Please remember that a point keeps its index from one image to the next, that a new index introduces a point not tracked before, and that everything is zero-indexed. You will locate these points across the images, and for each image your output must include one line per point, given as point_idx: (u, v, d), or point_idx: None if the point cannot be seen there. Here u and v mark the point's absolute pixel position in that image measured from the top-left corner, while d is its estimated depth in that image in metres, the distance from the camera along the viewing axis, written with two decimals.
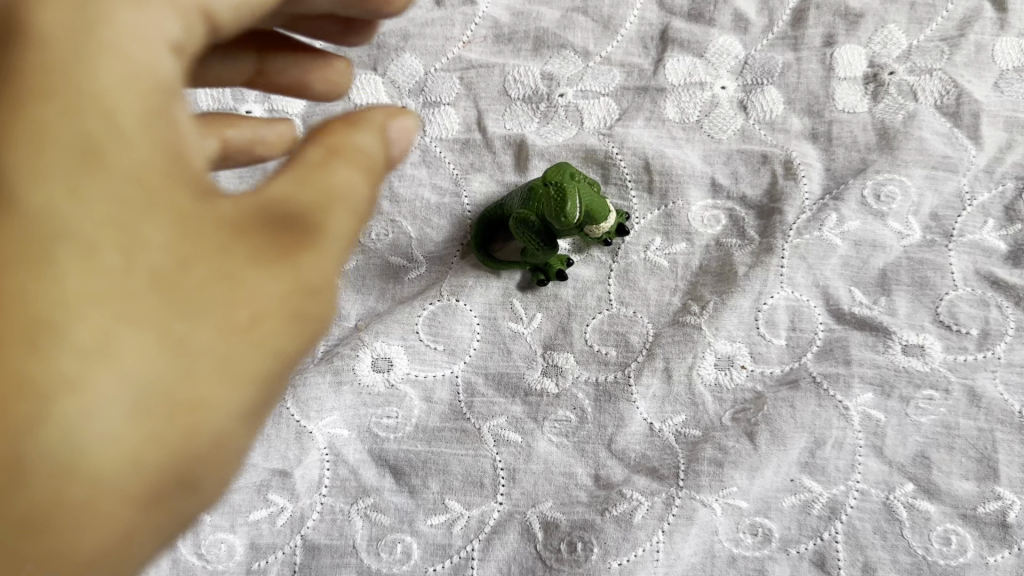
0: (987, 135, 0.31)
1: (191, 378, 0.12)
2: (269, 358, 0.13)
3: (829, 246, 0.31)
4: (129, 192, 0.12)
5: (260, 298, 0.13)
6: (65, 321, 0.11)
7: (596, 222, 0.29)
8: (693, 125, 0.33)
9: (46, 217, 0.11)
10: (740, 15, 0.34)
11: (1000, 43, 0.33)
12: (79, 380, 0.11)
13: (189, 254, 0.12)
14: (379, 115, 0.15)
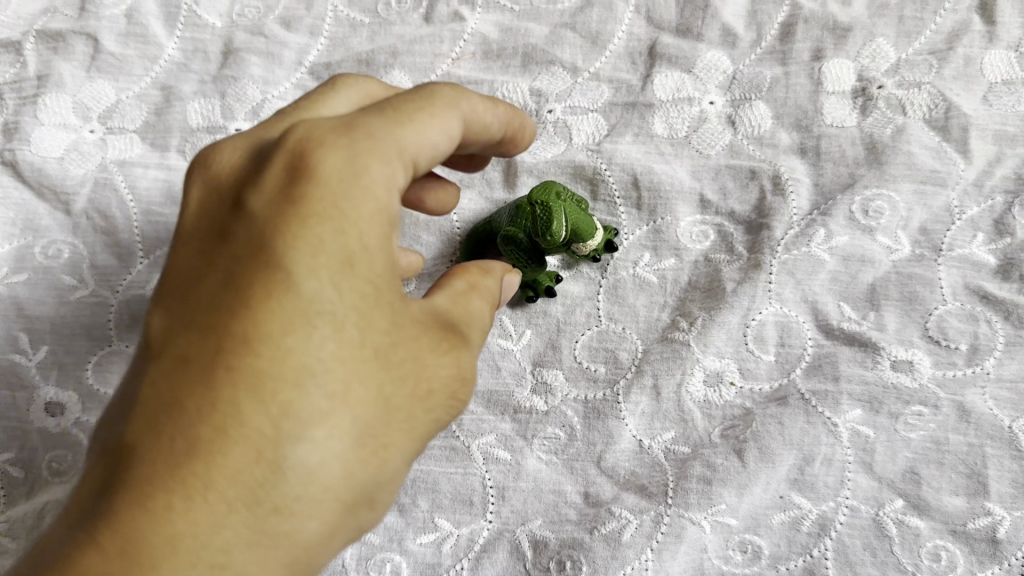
0: (976, 149, 0.31)
1: (385, 424, 0.19)
2: (429, 419, 0.19)
3: (817, 262, 0.31)
4: (368, 293, 0.18)
5: (431, 376, 0.19)
6: (326, 379, 0.18)
7: (584, 240, 0.30)
8: (681, 141, 0.33)
9: (314, 300, 0.18)
10: (728, 30, 0.34)
11: (989, 56, 0.32)
12: (328, 419, 0.18)
13: (393, 340, 0.19)
14: (500, 267, 0.22)
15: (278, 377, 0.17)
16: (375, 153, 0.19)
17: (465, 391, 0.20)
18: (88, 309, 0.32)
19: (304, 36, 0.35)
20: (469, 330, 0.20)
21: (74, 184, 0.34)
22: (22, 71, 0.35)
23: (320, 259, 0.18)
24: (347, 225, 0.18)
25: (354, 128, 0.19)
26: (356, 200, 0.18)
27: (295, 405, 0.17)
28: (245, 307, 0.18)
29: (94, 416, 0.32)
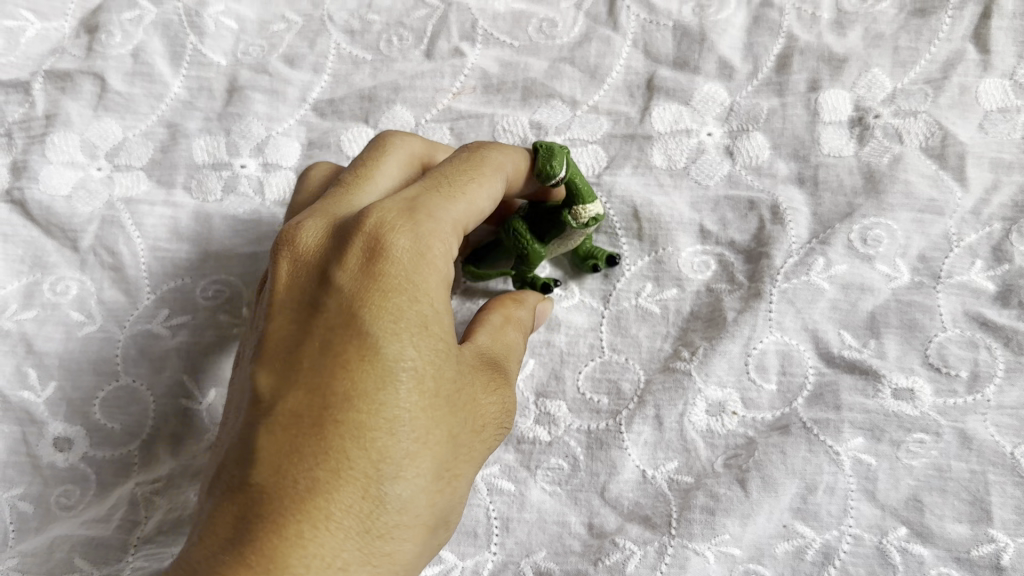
0: (972, 177, 0.32)
1: (455, 457, 0.23)
2: (484, 447, 0.24)
3: (816, 290, 0.31)
4: (438, 352, 0.23)
5: (485, 414, 0.24)
6: (416, 426, 0.22)
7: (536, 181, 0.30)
8: (680, 172, 0.33)
9: (399, 360, 0.22)
10: (724, 62, 0.34)
11: (984, 85, 0.33)
12: (419, 458, 0.22)
13: (458, 389, 0.23)
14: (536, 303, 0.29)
15: (376, 427, 0.22)
16: (436, 232, 0.24)
17: (510, 421, 0.25)
18: (94, 345, 0.33)
19: (308, 73, 0.36)
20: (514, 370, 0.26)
21: (81, 222, 0.34)
22: (31, 110, 0.36)
23: (405, 328, 0.22)
24: (421, 297, 0.23)
25: (417, 212, 0.24)
26: (426, 275, 0.23)
27: (395, 450, 0.22)
28: (345, 371, 0.22)
29: (101, 451, 0.32)
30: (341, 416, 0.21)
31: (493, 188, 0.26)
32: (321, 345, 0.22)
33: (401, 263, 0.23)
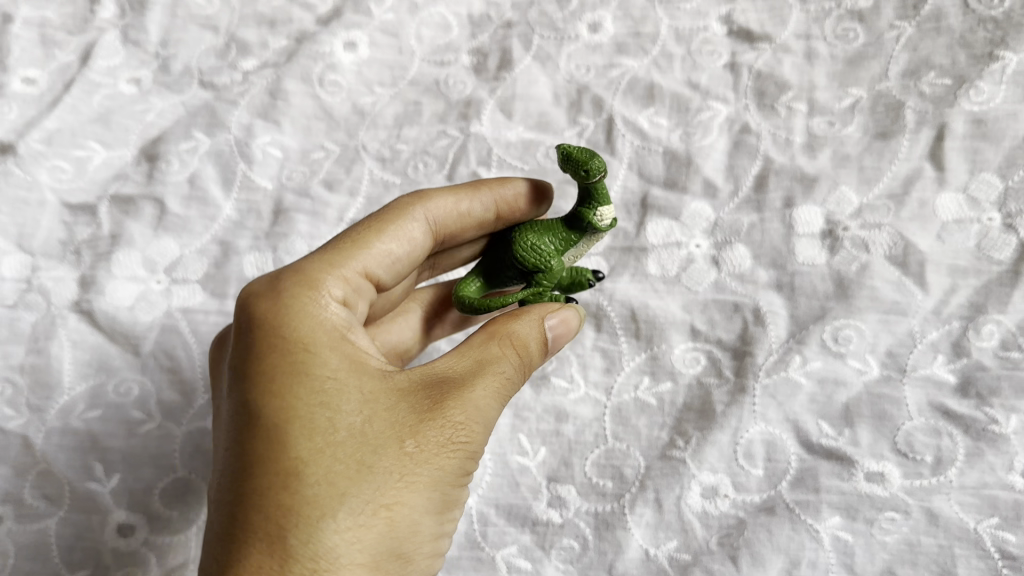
0: (932, 281, 0.36)
1: (377, 487, 0.24)
2: (430, 465, 0.24)
3: (795, 385, 0.35)
4: (324, 395, 0.25)
5: (415, 436, 0.25)
6: (304, 466, 0.24)
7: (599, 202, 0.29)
8: (672, 279, 0.38)
9: (282, 415, 0.24)
10: (709, 182, 0.39)
11: (941, 199, 0.37)
12: (320, 493, 0.24)
13: (363, 421, 0.25)
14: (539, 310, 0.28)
15: (272, 481, 0.24)
16: (301, 286, 0.27)
17: (471, 435, 0.25)
18: (155, 440, 0.37)
19: (345, 196, 0.40)
20: (479, 383, 0.26)
21: (143, 329, 0.39)
22: (98, 230, 0.41)
23: (269, 383, 0.25)
24: (294, 351, 0.25)
25: (286, 281, 0.27)
26: (295, 325, 0.26)
27: (287, 494, 0.24)
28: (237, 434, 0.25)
29: (161, 536, 0.36)
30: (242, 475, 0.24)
31: (406, 231, 0.31)
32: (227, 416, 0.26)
33: (261, 322, 0.26)
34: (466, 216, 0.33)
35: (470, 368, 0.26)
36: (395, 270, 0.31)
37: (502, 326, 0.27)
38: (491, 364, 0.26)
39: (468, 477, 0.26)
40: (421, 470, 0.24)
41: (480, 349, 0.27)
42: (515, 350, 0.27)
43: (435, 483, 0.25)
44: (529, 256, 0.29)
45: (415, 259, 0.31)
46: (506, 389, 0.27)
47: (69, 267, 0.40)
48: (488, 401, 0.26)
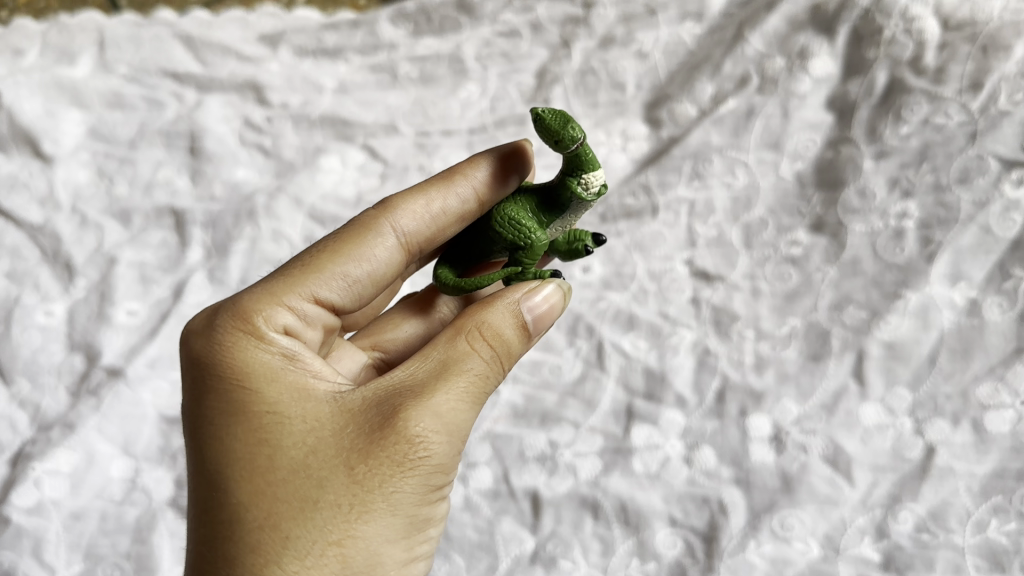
0: (858, 476, 0.45)
1: (332, 512, 0.30)
2: (377, 483, 0.30)
3: (751, 564, 0.44)
4: (273, 432, 0.31)
5: (360, 463, 0.30)
6: (252, 501, 0.30)
7: (586, 171, 0.34)
8: (654, 474, 0.47)
9: (238, 457, 0.31)
10: (680, 395, 0.49)
11: (863, 409, 0.46)
12: (271, 530, 0.30)
13: (310, 455, 0.31)
14: (499, 317, 0.34)
15: (235, 516, 0.30)
16: (246, 330, 0.33)
17: (424, 450, 0.31)
18: None
19: None
20: (433, 397, 0.31)
21: None
22: None
23: (221, 420, 0.32)
24: (244, 393, 0.32)
25: (233, 323, 0.34)
26: (240, 367, 0.32)
27: (242, 527, 0.30)
28: (203, 468, 0.32)
29: None
30: (206, 508, 0.31)
31: (369, 251, 0.38)
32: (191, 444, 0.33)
33: (214, 366, 0.33)
34: (442, 215, 0.40)
35: (424, 385, 0.32)
36: (361, 286, 0.37)
37: (471, 335, 0.33)
38: (447, 378, 0.32)
39: (429, 492, 0.32)
40: (368, 491, 0.30)
41: (441, 368, 0.32)
42: (467, 360, 0.32)
43: (387, 498, 0.30)
44: (511, 231, 0.35)
45: (386, 267, 0.38)
46: (465, 398, 0.32)
47: (166, 468, 0.50)
48: (453, 412, 0.31)
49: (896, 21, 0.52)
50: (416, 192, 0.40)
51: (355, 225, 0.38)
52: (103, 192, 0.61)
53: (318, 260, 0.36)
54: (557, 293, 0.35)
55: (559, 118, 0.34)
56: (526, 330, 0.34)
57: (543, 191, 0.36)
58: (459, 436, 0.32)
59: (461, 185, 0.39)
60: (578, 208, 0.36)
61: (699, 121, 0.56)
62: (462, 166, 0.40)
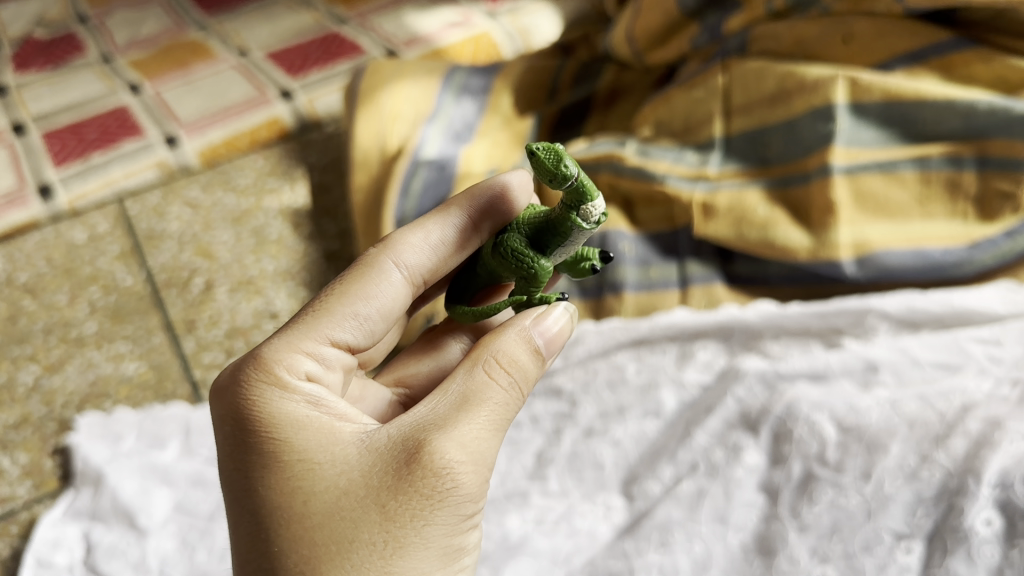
0: None
1: (373, 542, 0.49)
2: (402, 516, 0.50)
3: None
4: (314, 484, 0.51)
5: (391, 503, 0.50)
6: (311, 530, 0.50)
7: (587, 204, 0.56)
8: None
9: (293, 502, 0.51)
10: None
11: None
12: (326, 553, 0.49)
13: (347, 500, 0.50)
14: (488, 377, 0.55)
15: (297, 547, 0.50)
16: (281, 392, 0.54)
17: (441, 485, 0.50)
18: None
19: None
20: (444, 445, 0.51)
21: None
22: None
23: (272, 469, 0.52)
24: (286, 453, 0.52)
25: (267, 393, 0.54)
26: (280, 427, 0.53)
27: (305, 552, 0.49)
28: (263, 499, 0.51)
29: None
30: (262, 537, 0.51)
31: (378, 287, 0.61)
32: (241, 494, 0.52)
33: (263, 426, 0.53)
34: (440, 244, 0.66)
35: (435, 433, 0.52)
36: (372, 318, 0.60)
37: (479, 376, 0.55)
38: (454, 428, 0.52)
39: (451, 512, 0.51)
40: (396, 525, 0.50)
41: (448, 422, 0.53)
42: (469, 412, 0.53)
43: (413, 525, 0.50)
44: (523, 260, 0.60)
45: (397, 291, 0.62)
46: (472, 444, 0.52)
47: None
48: (462, 447, 0.52)
49: (801, 425, 0.68)
50: (417, 235, 0.65)
51: (369, 268, 0.62)
52: (186, 560, 0.74)
53: (334, 306, 0.59)
54: (555, 315, 0.60)
55: (549, 156, 0.55)
56: (543, 348, 0.59)
57: (547, 228, 0.60)
58: (474, 463, 0.52)
59: (454, 216, 0.66)
60: (574, 234, 0.58)
61: (662, 498, 0.70)
62: (453, 204, 0.67)
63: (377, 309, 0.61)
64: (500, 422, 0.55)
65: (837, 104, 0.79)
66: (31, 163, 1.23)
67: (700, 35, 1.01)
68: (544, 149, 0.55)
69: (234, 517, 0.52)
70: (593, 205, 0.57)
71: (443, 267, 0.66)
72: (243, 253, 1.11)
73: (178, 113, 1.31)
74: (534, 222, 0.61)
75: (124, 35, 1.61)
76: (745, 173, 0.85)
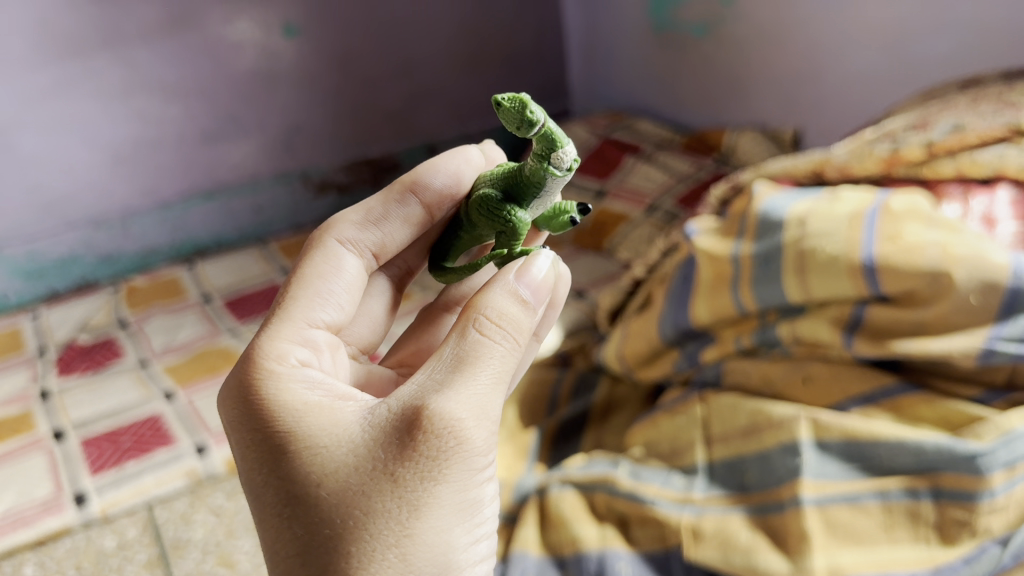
0: None
1: (387, 507, 0.58)
2: (411, 481, 0.59)
3: None
4: (322, 468, 0.60)
5: (398, 470, 0.59)
6: (329, 509, 0.59)
7: (557, 150, 0.73)
8: None
9: (311, 489, 0.59)
10: None
11: None
12: (348, 527, 0.58)
13: (357, 476, 0.59)
14: (475, 341, 0.64)
15: (323, 530, 0.58)
16: (282, 389, 0.64)
17: (440, 444, 0.59)
18: None
19: None
20: (437, 409, 0.60)
21: None
22: None
23: (286, 460, 0.61)
24: (293, 445, 0.61)
25: (269, 396, 0.64)
26: (285, 422, 0.62)
27: (330, 528, 0.58)
28: (284, 486, 0.60)
29: None
30: (291, 518, 0.59)
31: (340, 263, 0.79)
32: (264, 483, 0.61)
33: (273, 425, 0.62)
34: (382, 219, 0.85)
35: (426, 402, 0.60)
36: (343, 291, 0.78)
37: (470, 339, 0.64)
38: (443, 392, 0.61)
39: (456, 464, 0.60)
40: (406, 490, 0.59)
41: (440, 389, 0.61)
42: (460, 376, 0.62)
43: (424, 484, 0.59)
44: (505, 212, 0.76)
45: (358, 267, 0.81)
46: (469, 405, 0.61)
47: None
48: (456, 405, 0.60)
49: None
50: (362, 215, 0.84)
51: (324, 250, 0.80)
52: None
53: (300, 292, 0.75)
54: (535, 262, 0.71)
55: (512, 107, 0.71)
56: (537, 289, 0.70)
57: (524, 181, 0.76)
58: (470, 415, 0.60)
59: (393, 199, 0.86)
60: (546, 179, 0.75)
61: None
62: (389, 190, 0.87)
63: (345, 287, 0.78)
64: (499, 375, 0.64)
65: (802, 440, 0.92)
66: (70, 472, 1.36)
67: (681, 360, 1.15)
68: (508, 97, 0.70)
69: (263, 501, 0.61)
70: (562, 151, 0.74)
71: (392, 241, 0.86)
72: (262, 561, 1.17)
73: (208, 422, 1.46)
74: (507, 183, 0.78)
75: (161, 341, 1.76)
76: (728, 499, 0.95)
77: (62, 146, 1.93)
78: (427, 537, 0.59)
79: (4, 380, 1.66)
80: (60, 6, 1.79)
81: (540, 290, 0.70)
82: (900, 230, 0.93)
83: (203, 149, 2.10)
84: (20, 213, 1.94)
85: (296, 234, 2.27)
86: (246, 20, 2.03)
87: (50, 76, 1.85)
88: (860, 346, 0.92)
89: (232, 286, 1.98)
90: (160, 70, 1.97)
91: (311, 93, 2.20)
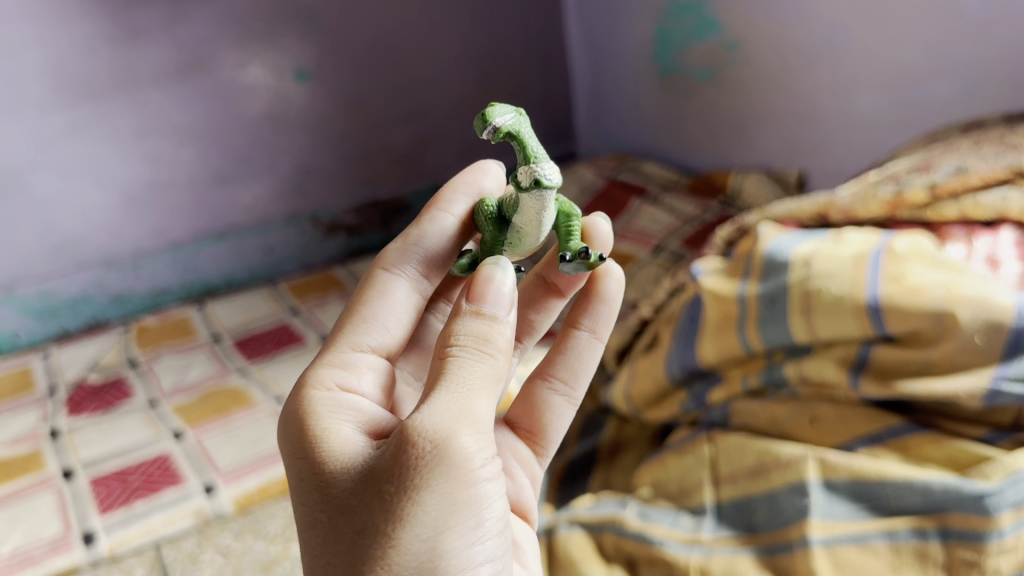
0: None
1: (376, 521, 0.58)
2: (396, 493, 0.58)
3: None
4: (327, 492, 0.61)
5: (386, 485, 0.58)
6: (335, 531, 0.59)
7: (531, 166, 0.74)
8: None
9: (320, 515, 0.61)
10: None
11: None
12: (348, 546, 0.58)
13: (355, 495, 0.59)
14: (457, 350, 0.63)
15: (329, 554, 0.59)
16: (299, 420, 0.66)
17: (420, 454, 0.58)
18: None
19: None
20: (416, 422, 0.59)
21: None
22: None
23: (302, 489, 0.63)
24: (305, 475, 0.63)
25: (290, 431, 0.66)
26: (300, 453, 0.64)
27: (336, 549, 0.59)
28: (305, 517, 0.62)
29: None
30: (310, 544, 0.61)
31: (389, 291, 0.78)
32: (294, 516, 0.64)
33: (294, 459, 0.65)
34: (427, 242, 0.83)
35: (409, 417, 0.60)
36: (393, 315, 0.77)
37: (451, 352, 0.63)
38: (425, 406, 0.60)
39: (441, 470, 0.58)
40: (393, 503, 0.58)
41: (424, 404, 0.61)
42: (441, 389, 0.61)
43: (407, 494, 0.58)
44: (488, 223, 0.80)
45: (411, 293, 0.80)
46: (448, 415, 0.59)
47: None
48: (435, 415, 0.59)
49: None
50: (402, 241, 0.82)
51: (372, 284, 0.79)
52: None
53: (346, 325, 0.76)
54: (484, 276, 0.67)
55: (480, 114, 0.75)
56: (481, 305, 0.65)
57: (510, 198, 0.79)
58: (450, 421, 0.59)
59: (428, 221, 0.84)
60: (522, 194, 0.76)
61: None
62: (423, 214, 0.85)
63: (394, 311, 0.78)
64: (479, 382, 0.62)
65: (809, 480, 0.92)
66: (78, 511, 1.36)
67: (689, 401, 1.15)
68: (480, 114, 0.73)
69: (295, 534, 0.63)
70: (538, 167, 0.74)
71: (438, 257, 0.83)
72: None
73: (217, 461, 1.46)
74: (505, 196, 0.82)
75: (171, 380, 1.77)
76: (736, 540, 0.95)
77: (75, 187, 1.96)
78: (416, 545, 0.57)
79: (14, 419, 1.67)
80: (76, 50, 1.84)
81: (502, 296, 0.66)
82: (904, 271, 0.94)
83: (214, 191, 2.13)
84: (33, 253, 1.96)
85: (306, 274, 2.29)
86: (258, 65, 2.06)
87: (65, 118, 1.89)
88: (866, 386, 0.93)
89: (241, 326, 2.00)
90: (173, 113, 2.00)
91: (321, 136, 2.23)
